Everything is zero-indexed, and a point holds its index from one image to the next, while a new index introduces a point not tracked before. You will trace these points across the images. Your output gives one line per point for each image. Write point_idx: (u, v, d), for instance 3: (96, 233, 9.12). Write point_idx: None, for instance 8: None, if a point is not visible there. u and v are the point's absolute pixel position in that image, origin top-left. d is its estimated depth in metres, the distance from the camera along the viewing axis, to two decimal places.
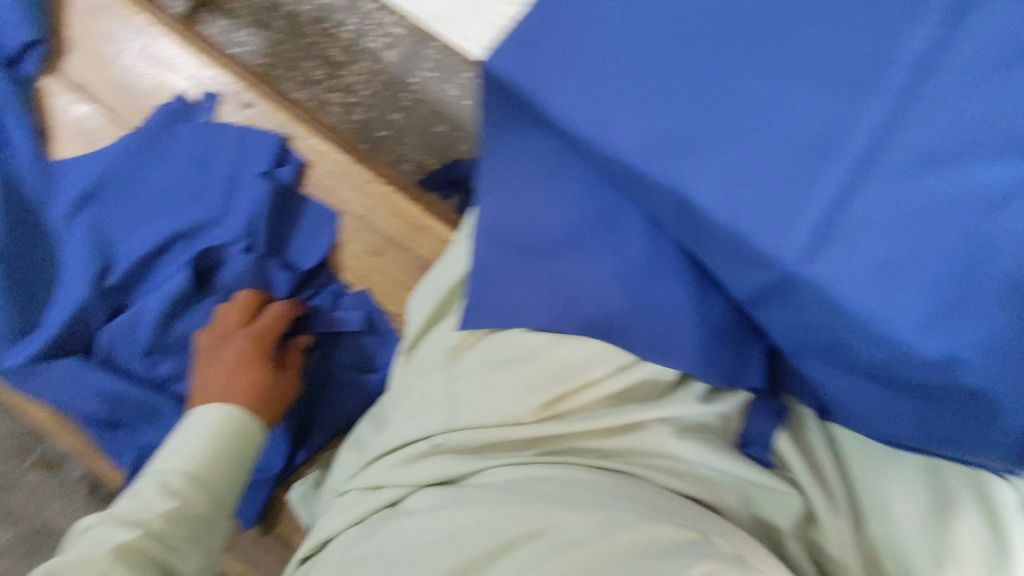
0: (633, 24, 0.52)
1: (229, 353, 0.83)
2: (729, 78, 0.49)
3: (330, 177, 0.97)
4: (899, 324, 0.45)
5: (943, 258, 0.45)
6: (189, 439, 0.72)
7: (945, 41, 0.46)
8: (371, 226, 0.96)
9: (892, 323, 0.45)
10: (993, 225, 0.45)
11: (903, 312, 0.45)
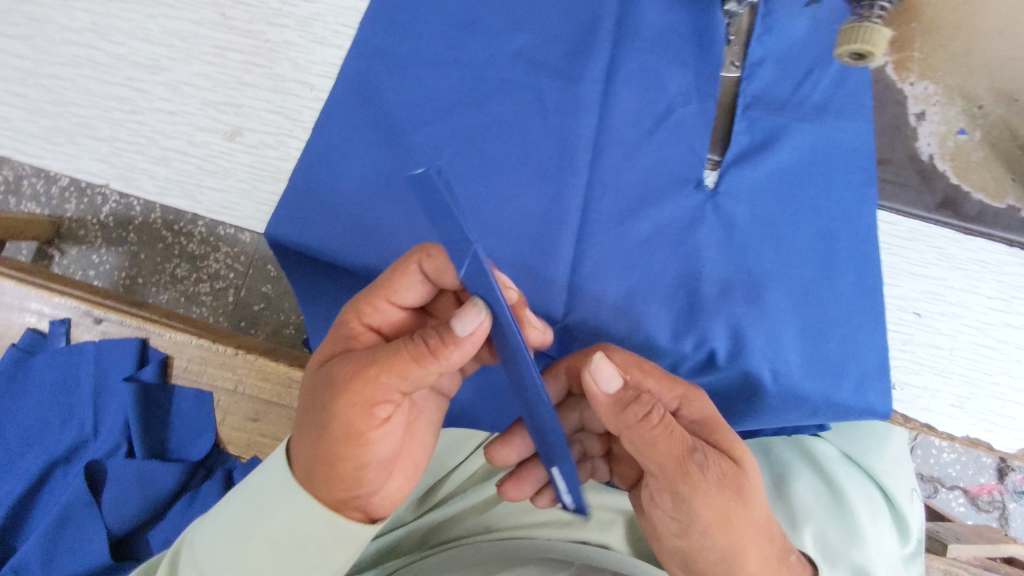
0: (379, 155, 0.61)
1: (334, 416, 0.47)
2: (460, 187, 0.60)
3: (194, 363, 0.99)
4: (651, 334, 0.58)
5: (668, 276, 0.59)
6: (235, 530, 0.49)
7: (604, 126, 0.63)
8: (243, 395, 0.99)
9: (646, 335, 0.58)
10: (696, 241, 0.60)
11: (652, 325, 0.58)
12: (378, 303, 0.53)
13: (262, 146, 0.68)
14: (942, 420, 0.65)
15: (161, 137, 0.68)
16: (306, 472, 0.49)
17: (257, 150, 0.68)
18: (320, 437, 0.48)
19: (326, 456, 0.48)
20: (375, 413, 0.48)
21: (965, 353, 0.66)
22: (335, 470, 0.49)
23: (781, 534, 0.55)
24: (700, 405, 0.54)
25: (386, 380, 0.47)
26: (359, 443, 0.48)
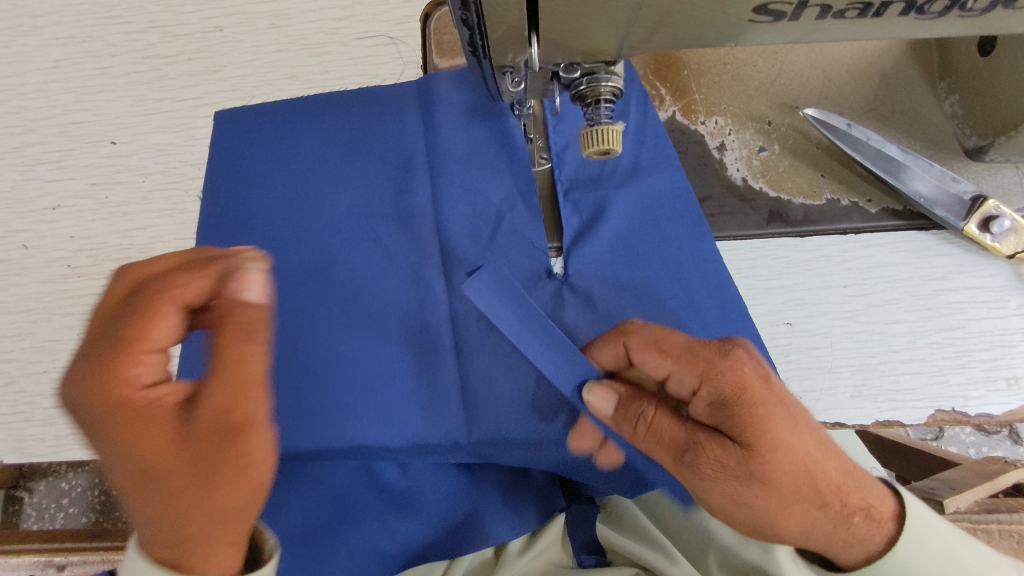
0: (309, 149, 0.64)
1: (155, 452, 0.33)
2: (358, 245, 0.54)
3: None
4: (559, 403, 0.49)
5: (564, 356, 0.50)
6: None
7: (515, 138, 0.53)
8: None
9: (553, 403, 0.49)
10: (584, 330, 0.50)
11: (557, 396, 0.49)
12: (145, 359, 0.33)
13: (209, 95, 0.68)
14: (917, 381, 0.60)
15: (114, 89, 0.68)
16: (144, 465, 0.33)
17: (212, 97, 0.68)
18: (165, 502, 0.34)
19: (173, 524, 0.35)
20: (158, 420, 0.33)
21: (947, 309, 0.61)
22: (217, 504, 0.35)
23: (844, 490, 0.42)
24: (728, 378, 0.42)
25: (255, 352, 0.35)
26: (217, 488, 0.34)
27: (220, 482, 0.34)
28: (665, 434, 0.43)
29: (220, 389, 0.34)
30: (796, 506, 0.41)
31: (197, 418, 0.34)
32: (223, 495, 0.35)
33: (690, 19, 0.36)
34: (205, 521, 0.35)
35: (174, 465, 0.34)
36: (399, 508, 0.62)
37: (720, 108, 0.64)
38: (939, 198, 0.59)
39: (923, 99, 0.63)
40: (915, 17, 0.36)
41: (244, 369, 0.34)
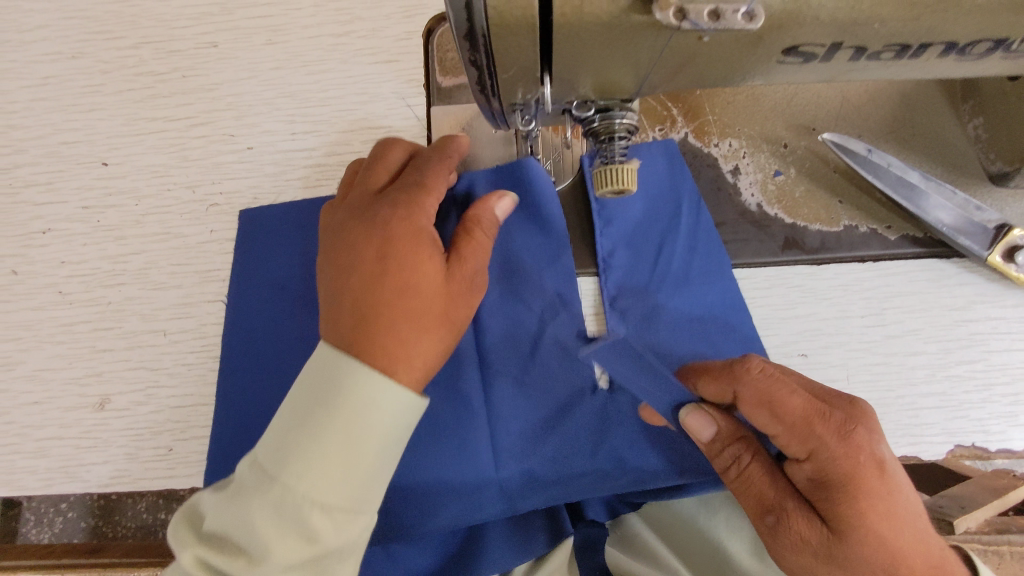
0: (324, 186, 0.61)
1: (395, 254, 0.44)
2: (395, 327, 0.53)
3: None
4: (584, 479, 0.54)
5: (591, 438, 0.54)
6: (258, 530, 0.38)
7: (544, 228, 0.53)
8: None
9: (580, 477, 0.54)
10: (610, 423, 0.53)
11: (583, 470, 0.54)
12: (428, 203, 0.48)
13: (204, 115, 0.65)
14: (936, 416, 0.58)
15: (105, 108, 0.66)
16: (350, 338, 0.42)
17: (207, 116, 0.65)
18: (354, 264, 0.45)
19: (371, 285, 0.43)
20: (386, 251, 0.44)
21: (968, 341, 0.59)
22: (407, 326, 0.42)
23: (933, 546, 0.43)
24: (843, 459, 0.42)
25: (432, 257, 0.45)
26: (411, 285, 0.43)
27: (419, 252, 0.45)
28: (762, 483, 0.45)
29: (429, 259, 0.45)
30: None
31: (422, 270, 0.44)
32: (405, 353, 0.42)
33: (714, 60, 0.34)
34: (402, 340, 0.42)
35: (429, 302, 0.44)
36: (401, 536, 0.63)
37: (734, 130, 0.62)
38: (963, 227, 0.57)
39: (945, 122, 0.61)
40: (955, 58, 0.34)
41: (424, 266, 0.44)
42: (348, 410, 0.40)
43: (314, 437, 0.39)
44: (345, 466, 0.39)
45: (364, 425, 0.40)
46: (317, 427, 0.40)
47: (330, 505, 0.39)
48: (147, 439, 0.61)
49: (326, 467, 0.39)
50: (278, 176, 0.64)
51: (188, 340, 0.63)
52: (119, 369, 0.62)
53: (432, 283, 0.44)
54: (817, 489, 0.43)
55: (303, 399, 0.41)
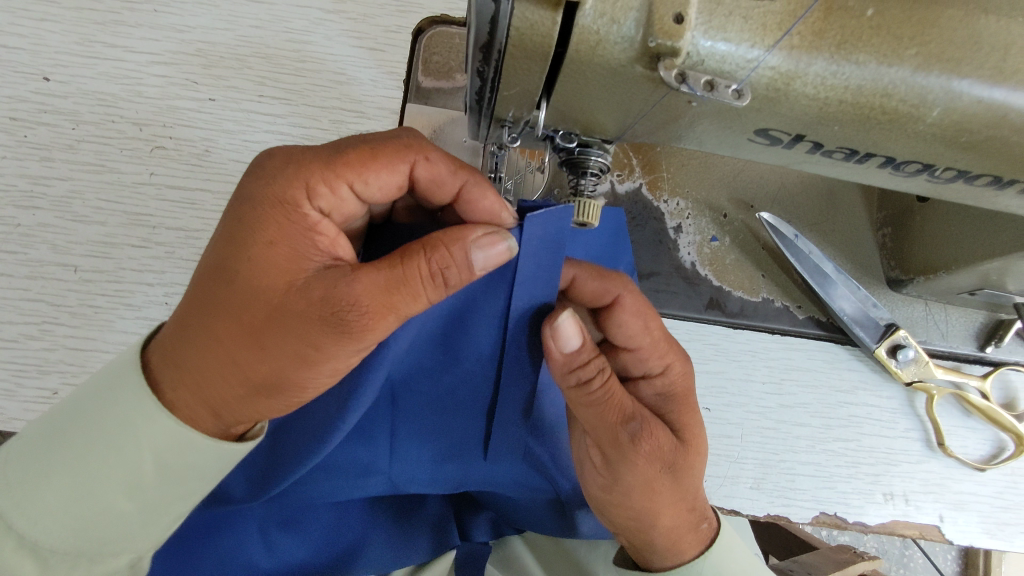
0: None
1: (253, 236, 0.36)
2: None
3: None
4: (471, 478, 0.57)
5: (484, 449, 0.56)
6: (27, 508, 0.36)
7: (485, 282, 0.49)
8: None
9: (469, 475, 0.57)
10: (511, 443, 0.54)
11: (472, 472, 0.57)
12: (341, 186, 0.37)
13: (168, 55, 0.63)
14: (809, 483, 0.64)
15: (58, 21, 0.62)
16: (173, 330, 0.37)
17: (172, 57, 0.63)
18: (229, 223, 0.37)
19: (220, 258, 0.37)
20: (259, 230, 0.36)
21: (847, 421, 0.65)
22: (216, 332, 0.36)
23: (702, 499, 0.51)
24: (678, 376, 0.51)
25: (282, 254, 0.36)
26: (235, 280, 0.36)
27: (271, 243, 0.36)
28: (619, 392, 0.46)
29: (282, 265, 0.36)
30: (666, 509, 0.48)
31: (262, 281, 0.36)
32: (216, 372, 0.37)
33: (697, 125, 0.37)
34: (201, 345, 0.37)
35: (247, 314, 0.36)
36: (283, 522, 0.62)
37: (684, 191, 0.66)
38: (860, 319, 0.63)
39: (859, 224, 0.68)
40: (890, 171, 0.39)
41: (269, 269, 0.36)
42: (108, 434, 0.36)
43: (60, 451, 0.37)
44: (90, 493, 0.36)
45: (116, 459, 0.36)
46: (69, 443, 0.37)
47: (38, 532, 0.36)
48: (32, 377, 0.57)
49: (65, 482, 0.36)
50: (236, 135, 0.62)
51: (101, 282, 0.59)
52: (15, 297, 0.58)
53: (265, 290, 0.36)
54: (659, 404, 0.51)
55: (83, 398, 0.38)
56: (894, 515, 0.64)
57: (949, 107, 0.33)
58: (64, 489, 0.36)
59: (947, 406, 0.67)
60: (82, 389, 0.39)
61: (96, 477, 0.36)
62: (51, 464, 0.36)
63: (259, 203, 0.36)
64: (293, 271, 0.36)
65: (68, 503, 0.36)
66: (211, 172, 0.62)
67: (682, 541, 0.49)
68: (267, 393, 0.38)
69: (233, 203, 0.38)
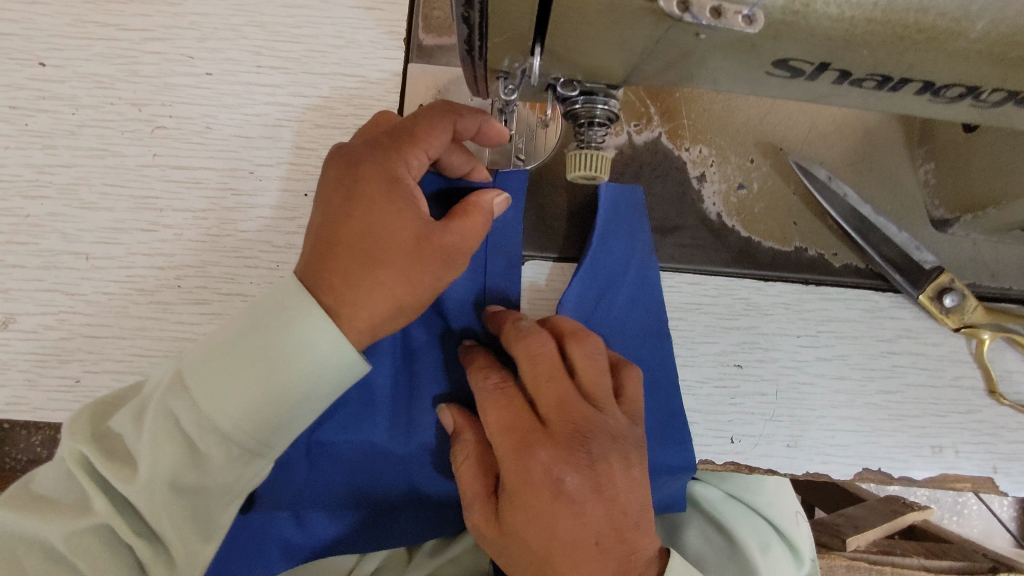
0: None
1: (382, 194, 0.41)
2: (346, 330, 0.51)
3: None
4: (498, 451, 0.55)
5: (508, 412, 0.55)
6: (217, 418, 0.39)
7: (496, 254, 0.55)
8: None
9: None
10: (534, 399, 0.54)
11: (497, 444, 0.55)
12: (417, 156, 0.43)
13: (162, 29, 0.61)
14: (849, 439, 0.61)
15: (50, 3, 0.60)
16: (316, 281, 0.41)
17: (165, 32, 0.61)
18: (346, 189, 0.42)
19: (348, 216, 0.41)
20: (383, 184, 0.41)
21: (890, 372, 0.62)
22: (374, 275, 0.40)
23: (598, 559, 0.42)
24: (544, 396, 0.44)
25: (406, 205, 0.41)
26: (374, 233, 0.40)
27: (391, 199, 0.41)
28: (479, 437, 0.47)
29: (411, 204, 0.41)
30: (564, 557, 0.42)
31: (400, 233, 0.40)
32: (362, 307, 0.41)
33: (707, 62, 0.34)
34: (360, 291, 0.40)
35: (391, 255, 0.40)
36: None
37: (706, 138, 0.62)
38: (900, 263, 0.59)
39: (899, 161, 0.63)
40: (928, 98, 0.35)
41: (403, 212, 0.41)
42: (269, 374, 0.40)
43: (236, 372, 0.40)
44: (252, 426, 0.40)
45: (284, 392, 0.40)
46: (244, 361, 0.40)
47: (233, 429, 0.39)
48: (54, 366, 0.58)
49: (227, 419, 0.39)
50: (235, 110, 0.61)
51: (113, 269, 0.59)
52: (31, 288, 0.58)
53: (399, 234, 0.40)
54: (539, 440, 0.43)
55: (221, 351, 0.40)
56: (944, 469, 0.61)
57: (998, 19, 0.29)
58: (241, 405, 0.40)
59: (999, 351, 0.62)
60: (232, 331, 0.40)
61: (258, 393, 0.40)
62: (228, 388, 0.39)
63: (377, 165, 0.42)
64: (411, 220, 0.41)
65: (248, 414, 0.40)
66: (212, 149, 0.60)
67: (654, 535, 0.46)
68: (404, 315, 0.42)
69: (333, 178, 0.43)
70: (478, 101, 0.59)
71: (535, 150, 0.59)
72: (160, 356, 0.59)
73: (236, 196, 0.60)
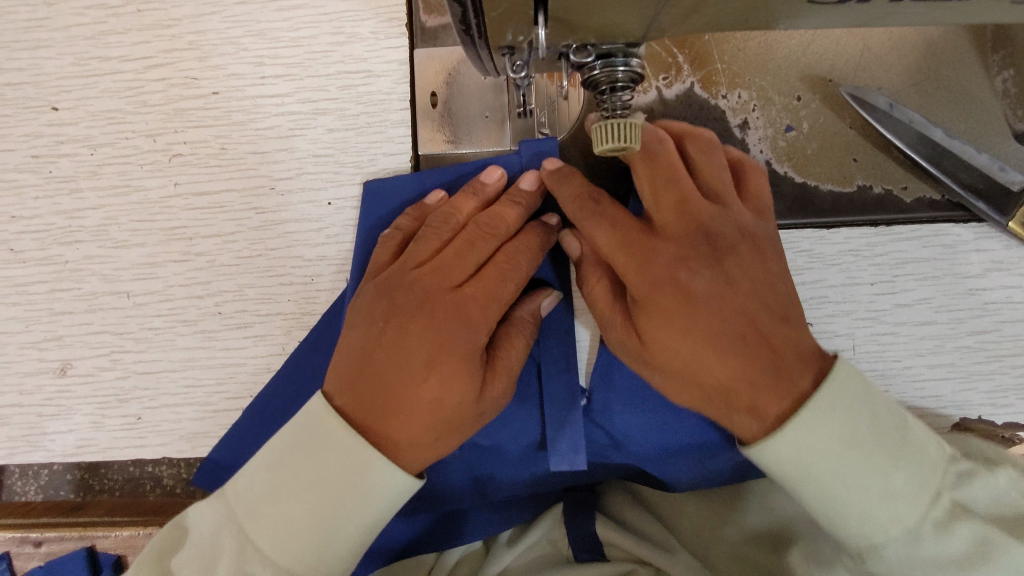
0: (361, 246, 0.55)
1: (432, 328, 0.45)
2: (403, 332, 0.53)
3: None
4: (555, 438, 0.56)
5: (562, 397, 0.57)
6: (279, 544, 0.40)
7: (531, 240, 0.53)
8: None
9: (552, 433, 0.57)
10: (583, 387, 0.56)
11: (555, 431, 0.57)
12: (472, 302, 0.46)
13: (162, 54, 0.59)
14: (942, 389, 0.56)
15: (52, 45, 0.59)
16: (358, 407, 0.43)
17: (166, 57, 0.59)
18: (400, 335, 0.45)
19: (397, 333, 0.45)
20: (443, 342, 0.44)
21: (981, 310, 0.56)
22: (388, 421, 0.43)
23: (775, 384, 0.42)
24: (708, 221, 0.46)
25: (463, 327, 0.45)
26: (434, 348, 0.44)
27: (436, 366, 0.44)
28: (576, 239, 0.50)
29: (469, 314, 0.46)
30: (764, 375, 0.43)
31: (461, 348, 0.45)
32: (412, 410, 0.43)
33: (736, 2, 0.29)
34: (409, 396, 0.43)
35: (453, 353, 0.44)
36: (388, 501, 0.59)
37: (744, 80, 0.57)
38: (983, 188, 0.53)
39: (970, 73, 0.56)
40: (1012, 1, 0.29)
41: (465, 320, 0.46)
42: (323, 490, 0.40)
43: (288, 502, 0.40)
44: (318, 556, 0.40)
45: (352, 512, 0.41)
46: (297, 489, 0.40)
47: (293, 562, 0.39)
48: (115, 406, 0.59)
49: (292, 550, 0.40)
50: (247, 126, 0.59)
51: (154, 304, 0.59)
52: (81, 333, 0.59)
53: (464, 396, 0.45)
54: (690, 282, 0.44)
55: (270, 481, 0.41)
56: None
57: None
58: (297, 540, 0.40)
59: None
60: (278, 466, 0.41)
61: (319, 517, 0.40)
62: (282, 521, 0.40)
63: (429, 316, 0.45)
64: (466, 322, 0.45)
65: (300, 541, 0.40)
66: (232, 170, 0.59)
67: (780, 401, 0.42)
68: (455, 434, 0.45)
69: (379, 281, 0.48)
70: (491, 79, 0.55)
71: (559, 121, 0.55)
72: (211, 384, 0.58)
73: (262, 214, 0.58)
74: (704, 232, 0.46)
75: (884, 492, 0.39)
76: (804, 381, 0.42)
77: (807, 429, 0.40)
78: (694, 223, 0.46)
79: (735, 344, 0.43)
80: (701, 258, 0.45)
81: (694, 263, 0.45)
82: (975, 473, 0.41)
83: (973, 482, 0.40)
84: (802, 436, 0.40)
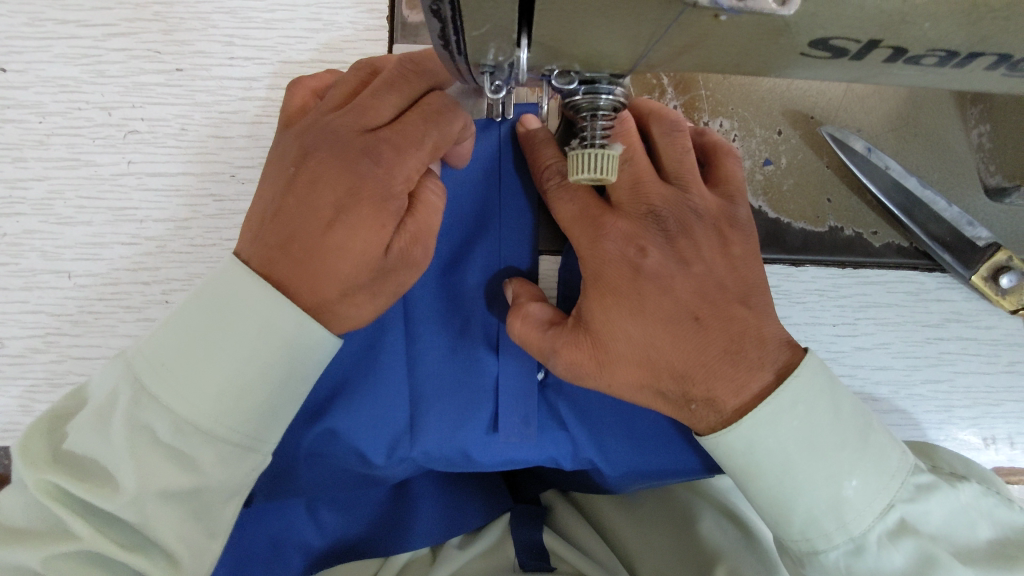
0: None
1: (339, 168, 0.41)
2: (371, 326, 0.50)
3: None
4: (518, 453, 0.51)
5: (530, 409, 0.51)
6: (186, 403, 0.37)
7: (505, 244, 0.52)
8: None
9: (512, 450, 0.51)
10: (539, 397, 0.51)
11: (516, 447, 0.51)
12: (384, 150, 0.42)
13: (124, 23, 0.56)
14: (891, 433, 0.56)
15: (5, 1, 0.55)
16: (263, 250, 0.40)
17: (129, 26, 0.56)
18: (301, 179, 0.41)
19: (303, 176, 0.41)
20: (349, 186, 0.41)
21: (937, 360, 0.57)
22: (291, 269, 0.40)
23: (728, 381, 0.41)
24: (670, 200, 0.45)
25: (378, 168, 0.41)
26: (343, 194, 0.41)
27: (343, 206, 0.41)
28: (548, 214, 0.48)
29: (385, 156, 0.41)
30: (718, 367, 0.41)
31: (368, 193, 0.41)
32: (321, 261, 0.40)
33: (729, 48, 0.28)
34: (314, 245, 0.40)
35: (366, 198, 0.41)
36: (333, 501, 0.57)
37: (727, 109, 0.56)
38: (950, 242, 0.53)
39: (948, 124, 0.56)
40: (1002, 73, 0.29)
41: (376, 162, 0.41)
42: (237, 346, 0.38)
43: (196, 351, 0.38)
44: (228, 414, 0.38)
45: (263, 368, 0.39)
46: (203, 341, 0.38)
47: (196, 416, 0.37)
48: (47, 392, 0.55)
49: (197, 403, 0.37)
50: (212, 108, 0.56)
51: (97, 287, 0.55)
52: (14, 311, 0.55)
53: (371, 245, 0.41)
54: (645, 264, 0.43)
55: (177, 341, 0.38)
56: (993, 461, 0.57)
57: None
58: (205, 393, 0.37)
59: None
60: (185, 318, 0.39)
61: (225, 362, 0.38)
62: (186, 370, 0.38)
63: (338, 163, 0.41)
64: (373, 162, 0.41)
65: (207, 400, 0.37)
66: (192, 152, 0.56)
67: (737, 394, 0.41)
68: (368, 292, 0.42)
69: (300, 126, 0.44)
70: None
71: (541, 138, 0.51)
72: None
73: (220, 202, 0.56)
74: (654, 214, 0.45)
75: (831, 500, 0.39)
76: (765, 374, 0.41)
77: (764, 425, 0.39)
78: (646, 206, 0.45)
79: (689, 324, 0.42)
80: (652, 238, 0.44)
81: (657, 237, 0.44)
82: (933, 486, 0.39)
83: (931, 495, 0.39)
84: (756, 429, 0.39)
